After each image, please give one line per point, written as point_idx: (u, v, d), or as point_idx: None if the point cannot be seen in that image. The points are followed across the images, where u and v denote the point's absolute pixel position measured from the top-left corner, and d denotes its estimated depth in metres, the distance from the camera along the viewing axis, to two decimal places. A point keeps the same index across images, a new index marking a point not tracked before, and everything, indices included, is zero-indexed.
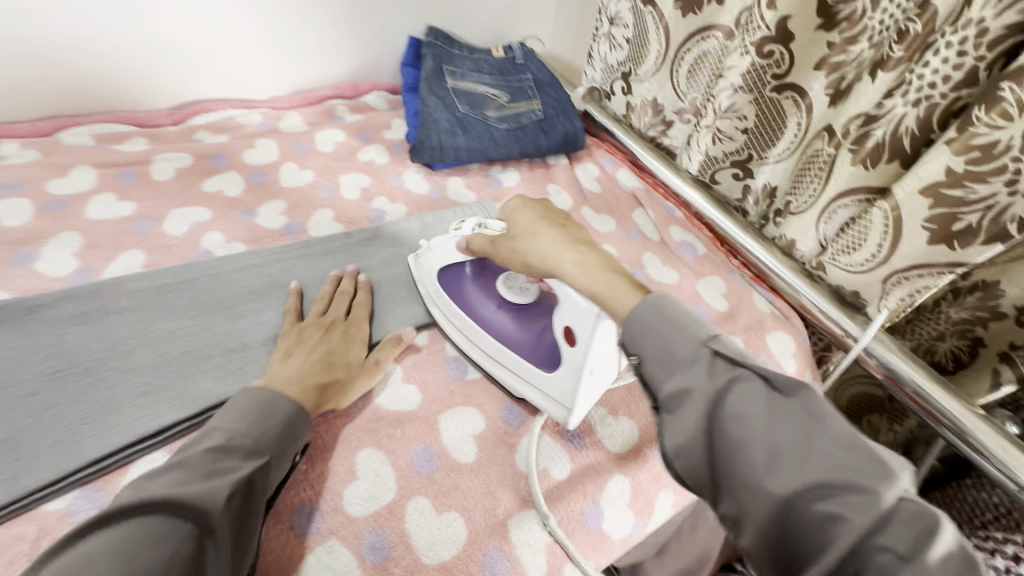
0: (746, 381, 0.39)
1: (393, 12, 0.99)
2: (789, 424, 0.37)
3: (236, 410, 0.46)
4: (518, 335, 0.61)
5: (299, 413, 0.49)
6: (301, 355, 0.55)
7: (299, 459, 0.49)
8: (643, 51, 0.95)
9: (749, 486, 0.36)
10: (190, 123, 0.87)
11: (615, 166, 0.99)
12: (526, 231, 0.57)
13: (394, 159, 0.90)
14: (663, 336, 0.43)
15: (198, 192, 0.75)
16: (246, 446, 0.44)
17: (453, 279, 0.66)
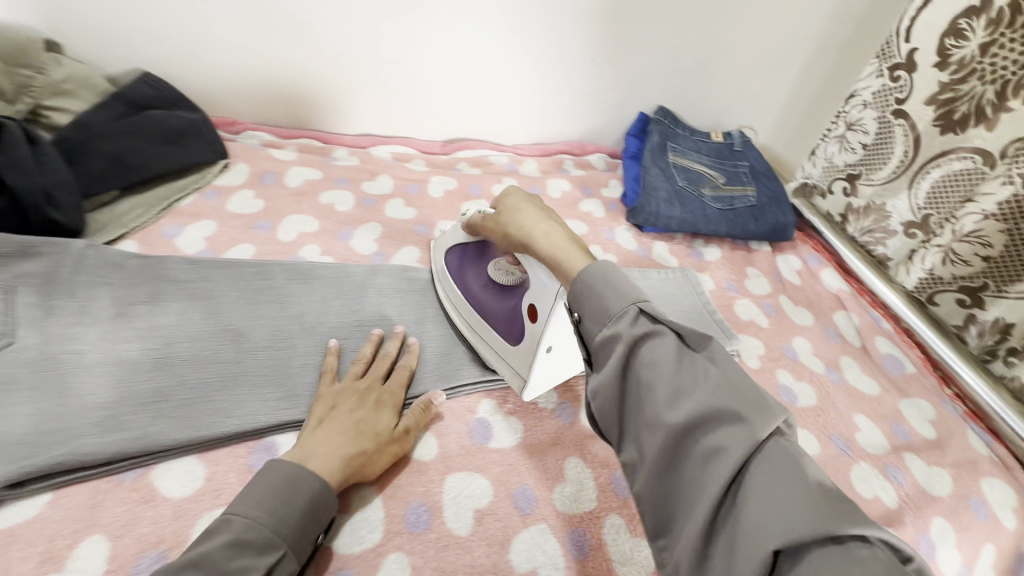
0: (661, 342, 0.41)
1: (635, 90, 1.13)
2: (693, 371, 0.40)
3: (258, 492, 0.46)
4: (494, 308, 0.65)
5: (323, 491, 0.48)
6: (333, 424, 0.53)
7: (323, 537, 0.49)
8: (880, 160, 0.95)
9: (649, 420, 0.39)
10: (455, 155, 1.08)
11: (820, 264, 0.99)
12: (512, 208, 0.59)
13: (609, 215, 1.02)
14: (607, 293, 0.45)
15: (458, 211, 0.93)
16: (262, 538, 0.43)
17: (457, 259, 0.72)
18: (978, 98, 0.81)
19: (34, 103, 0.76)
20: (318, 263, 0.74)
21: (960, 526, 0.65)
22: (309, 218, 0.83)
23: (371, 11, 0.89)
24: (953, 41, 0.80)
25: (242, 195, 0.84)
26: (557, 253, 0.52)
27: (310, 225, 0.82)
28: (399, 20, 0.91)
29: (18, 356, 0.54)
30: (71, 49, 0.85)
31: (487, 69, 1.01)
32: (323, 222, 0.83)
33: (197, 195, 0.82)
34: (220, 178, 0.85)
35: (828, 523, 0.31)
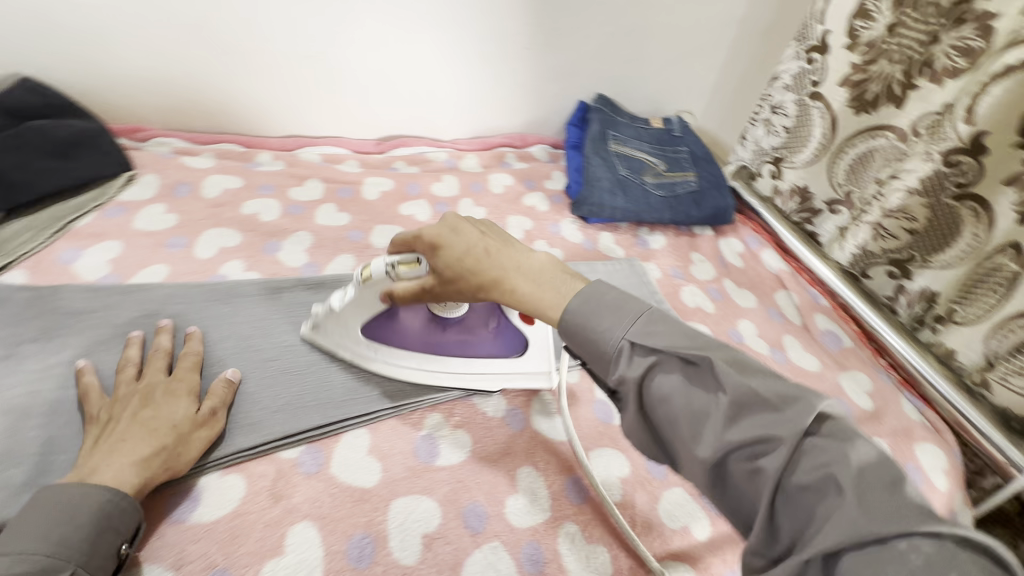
0: (661, 369, 0.41)
1: (572, 78, 1.10)
2: (705, 391, 0.39)
3: (29, 522, 0.40)
4: (480, 340, 0.64)
5: (117, 500, 0.43)
6: (126, 429, 0.48)
7: (130, 547, 0.44)
8: (802, 141, 0.99)
9: (687, 457, 0.39)
10: (391, 154, 1.02)
11: (760, 246, 1.01)
12: (451, 257, 0.50)
13: (553, 208, 0.99)
14: (597, 323, 0.44)
15: (396, 213, 0.88)
16: (40, 564, 0.38)
17: (382, 326, 0.61)
18: (888, 78, 0.83)
19: None
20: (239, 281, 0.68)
21: None
22: (230, 231, 0.76)
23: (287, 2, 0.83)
24: (861, 21, 0.84)
25: (152, 210, 0.76)
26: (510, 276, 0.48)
27: (231, 239, 0.75)
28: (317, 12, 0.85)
29: None
30: None
31: (418, 62, 0.97)
32: (246, 234, 0.77)
33: (97, 213, 0.74)
34: (124, 193, 0.77)
35: (893, 519, 0.30)
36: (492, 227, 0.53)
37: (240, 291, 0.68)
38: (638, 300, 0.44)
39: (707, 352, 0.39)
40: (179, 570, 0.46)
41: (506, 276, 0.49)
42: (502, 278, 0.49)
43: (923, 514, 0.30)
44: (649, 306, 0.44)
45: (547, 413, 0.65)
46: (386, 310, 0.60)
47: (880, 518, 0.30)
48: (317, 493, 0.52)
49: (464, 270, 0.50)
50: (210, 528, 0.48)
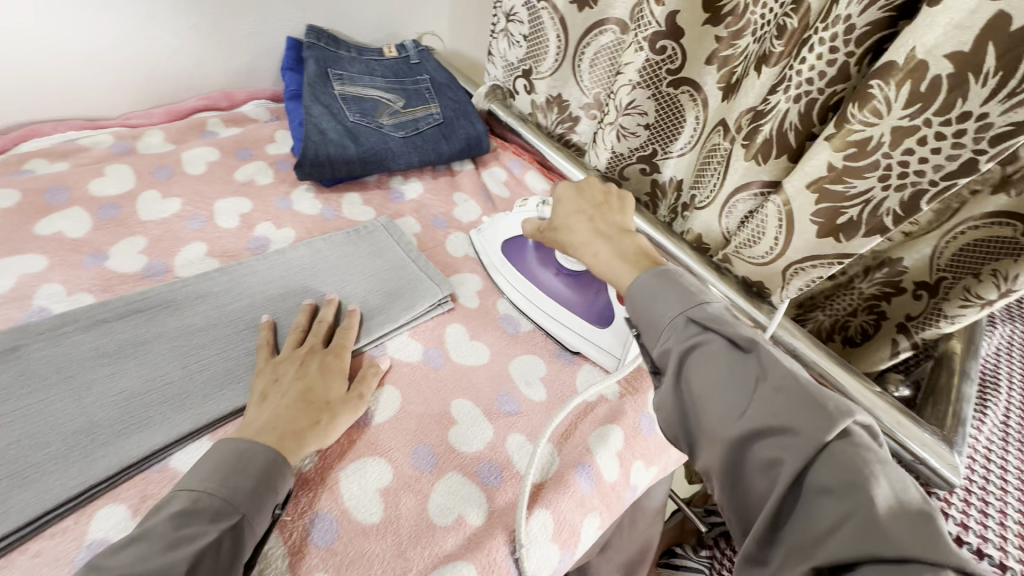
0: (706, 347, 0.46)
1: (266, 11, 0.89)
2: (743, 370, 0.44)
3: (227, 465, 0.46)
4: (577, 298, 0.69)
5: (276, 461, 0.47)
6: (278, 397, 0.53)
7: (281, 510, 0.47)
8: (542, 49, 0.92)
9: (708, 434, 0.44)
10: (20, 151, 0.74)
11: (523, 168, 0.95)
12: (564, 225, 0.64)
13: (278, 178, 0.81)
14: (710, 303, 0.49)
15: (31, 236, 0.63)
16: (215, 506, 0.43)
17: (517, 251, 0.73)
18: None
19: None
20: None
21: None
22: None
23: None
24: None
25: None
26: (586, 240, 0.61)
27: None
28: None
29: None
30: None
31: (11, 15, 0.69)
32: None
33: None
34: None
35: (914, 546, 0.33)
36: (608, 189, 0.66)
37: None
38: (709, 291, 0.50)
39: (750, 336, 0.45)
40: None
41: (594, 241, 0.61)
42: (586, 246, 0.61)
43: (935, 549, 0.33)
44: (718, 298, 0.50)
45: None
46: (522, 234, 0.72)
47: (898, 537, 0.34)
48: None
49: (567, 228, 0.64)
50: None
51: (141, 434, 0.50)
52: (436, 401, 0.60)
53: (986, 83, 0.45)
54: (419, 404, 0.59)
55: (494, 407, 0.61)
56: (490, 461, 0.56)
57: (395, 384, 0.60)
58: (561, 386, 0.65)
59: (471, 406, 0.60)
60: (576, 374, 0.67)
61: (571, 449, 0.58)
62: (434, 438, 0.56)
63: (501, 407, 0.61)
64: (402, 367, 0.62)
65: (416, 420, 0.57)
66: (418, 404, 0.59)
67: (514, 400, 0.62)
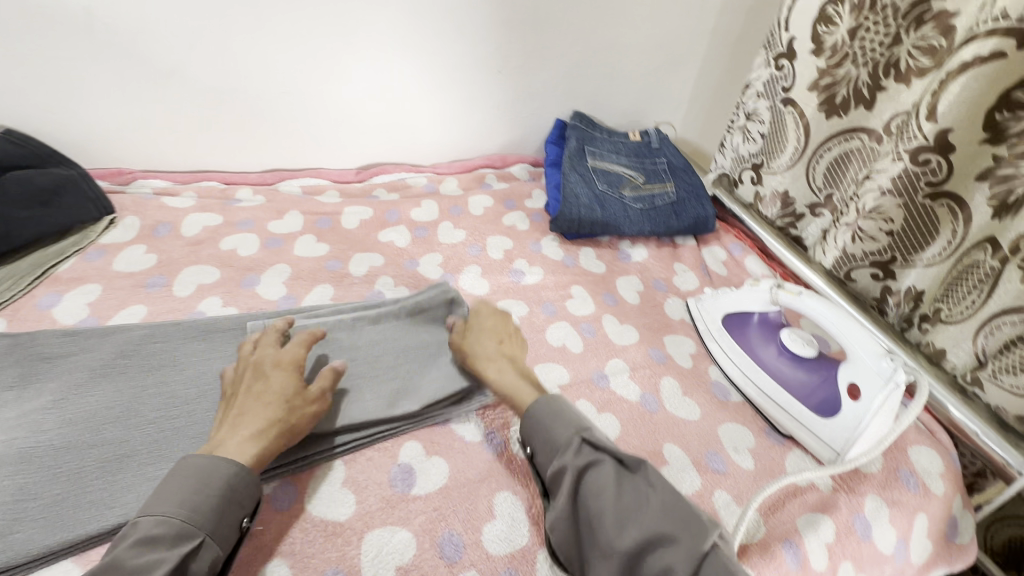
0: (601, 468, 0.51)
1: (547, 98, 1.12)
2: (634, 495, 0.49)
3: (167, 491, 0.46)
4: (793, 381, 0.72)
5: (238, 474, 0.48)
6: (247, 403, 0.53)
7: (249, 522, 0.49)
8: (780, 147, 0.98)
9: (601, 551, 0.47)
10: (371, 183, 1.04)
11: (743, 252, 1.01)
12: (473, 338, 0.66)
13: (534, 227, 1.00)
14: (544, 433, 0.55)
15: (374, 241, 0.89)
16: (178, 528, 0.44)
17: (737, 325, 0.80)
18: (853, 81, 0.84)
19: None
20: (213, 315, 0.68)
21: (893, 499, 0.65)
22: (208, 268, 0.77)
23: (259, 36, 0.84)
24: (824, 27, 0.85)
25: (132, 251, 0.78)
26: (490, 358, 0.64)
27: (209, 275, 0.77)
28: (289, 49, 0.87)
29: None
30: None
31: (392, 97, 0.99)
32: (225, 270, 0.78)
33: (78, 257, 0.76)
34: (105, 236, 0.80)
35: None
36: (512, 331, 0.68)
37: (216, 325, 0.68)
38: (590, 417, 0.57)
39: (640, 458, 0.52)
40: None
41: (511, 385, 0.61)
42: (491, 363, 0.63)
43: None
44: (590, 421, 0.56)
45: None
46: (749, 312, 0.80)
47: None
48: (289, 531, 0.52)
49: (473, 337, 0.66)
50: None
51: None
52: (650, 439, 0.67)
53: None
54: (634, 439, 0.66)
55: (703, 461, 0.65)
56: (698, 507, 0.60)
57: (614, 415, 0.69)
58: (768, 462, 0.67)
59: (681, 454, 0.66)
60: (786, 457, 0.68)
61: (779, 524, 0.60)
62: None
63: (709, 463, 0.65)
64: (624, 405, 0.71)
65: (633, 451, 0.65)
66: (634, 438, 0.67)
67: (722, 461, 0.66)
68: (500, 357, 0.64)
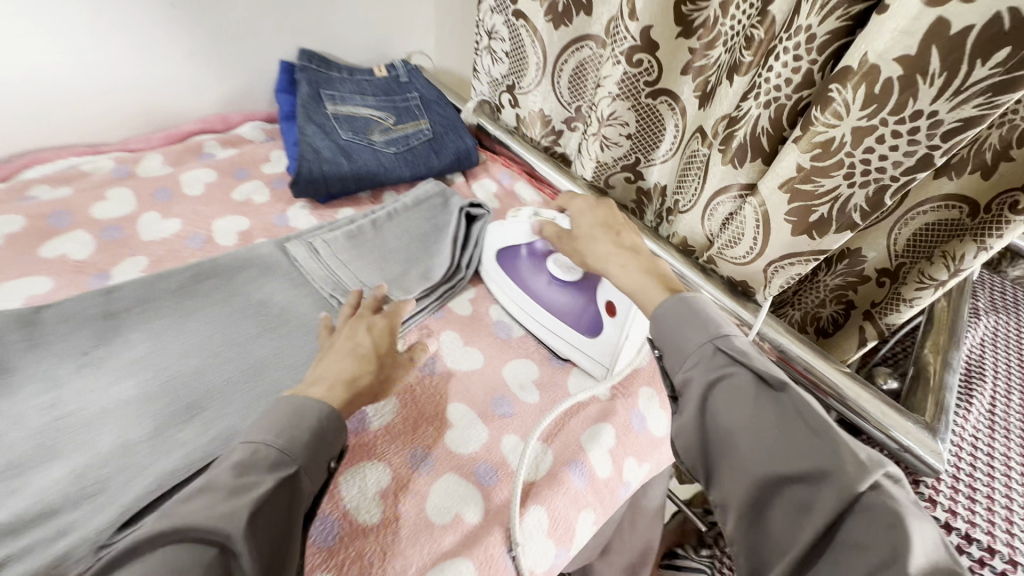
0: (735, 379, 0.47)
1: (262, 37, 0.92)
2: (773, 412, 0.44)
3: (265, 422, 0.46)
4: (563, 307, 0.70)
5: (327, 414, 0.48)
6: (333, 358, 0.56)
7: (335, 464, 0.49)
8: (523, 66, 0.95)
9: (730, 466, 0.45)
10: (23, 178, 0.76)
11: (512, 180, 0.98)
12: (584, 236, 0.64)
13: (275, 197, 0.84)
14: (679, 347, 0.51)
15: (34, 259, 0.66)
16: (272, 458, 0.44)
17: (510, 258, 0.75)
18: None
19: None
20: None
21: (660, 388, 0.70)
22: None
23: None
24: None
25: None
26: (613, 268, 0.60)
27: None
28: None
29: None
30: None
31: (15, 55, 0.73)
32: None
33: None
34: None
35: None
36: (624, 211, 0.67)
37: None
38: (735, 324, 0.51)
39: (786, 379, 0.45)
40: None
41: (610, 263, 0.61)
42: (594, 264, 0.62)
43: None
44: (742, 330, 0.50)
45: None
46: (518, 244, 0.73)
47: None
48: None
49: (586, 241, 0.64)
50: None
51: (145, 446, 0.51)
52: (431, 406, 0.61)
53: (933, 83, 0.47)
54: (413, 411, 0.61)
55: (488, 410, 0.63)
56: (485, 462, 0.58)
57: (390, 391, 0.62)
58: (553, 390, 0.67)
59: (466, 410, 0.62)
60: (568, 378, 0.69)
61: (564, 448, 0.60)
62: (430, 441, 0.58)
63: (495, 410, 0.63)
64: None
65: (413, 426, 0.59)
66: (414, 410, 0.61)
67: (509, 404, 0.64)
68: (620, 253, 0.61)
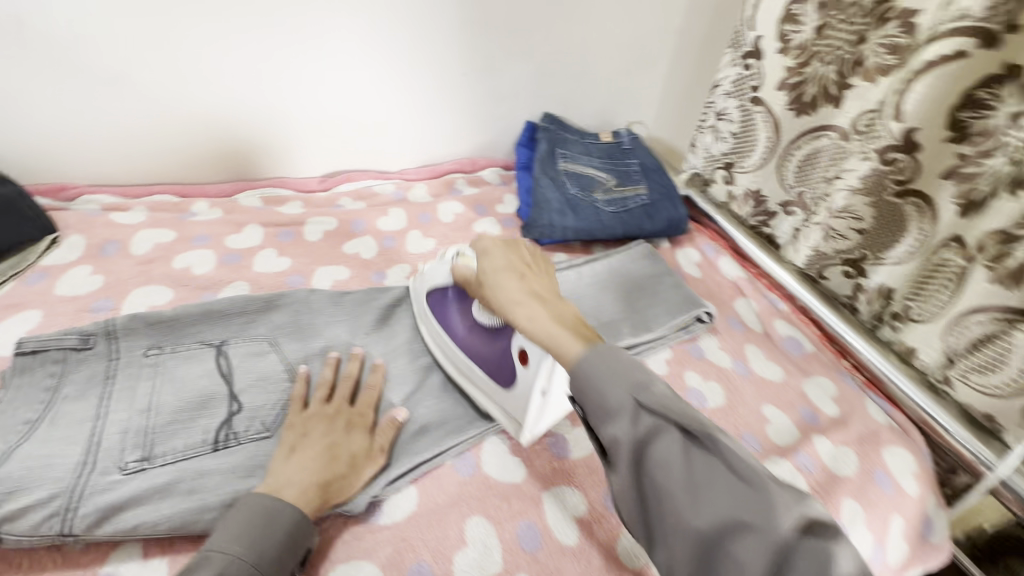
0: (664, 434, 0.39)
1: (518, 99, 1.08)
2: (706, 469, 0.37)
3: (235, 529, 0.45)
4: (481, 351, 0.64)
5: (300, 521, 0.48)
6: (307, 449, 0.54)
7: (298, 569, 0.48)
8: (749, 146, 0.98)
9: (676, 528, 0.36)
10: (336, 190, 1.00)
11: (717, 253, 1.00)
12: (492, 283, 0.56)
13: (505, 233, 0.98)
14: (584, 388, 0.44)
15: (340, 252, 0.86)
16: (245, 568, 0.43)
17: (439, 299, 0.70)
18: (821, 79, 0.83)
19: None
20: (172, 319, 0.65)
21: (868, 503, 0.66)
22: (161, 288, 0.73)
23: (191, 50, 0.80)
24: (790, 27, 0.85)
25: (76, 273, 0.73)
26: (542, 332, 0.49)
27: (161, 296, 0.72)
28: (224, 56, 0.82)
29: None
30: None
31: (350, 102, 0.94)
32: (178, 289, 0.74)
33: (18, 281, 0.71)
34: (48, 257, 0.74)
35: None
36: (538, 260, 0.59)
37: (164, 341, 0.63)
38: (653, 370, 0.43)
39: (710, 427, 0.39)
40: None
41: (526, 306, 0.52)
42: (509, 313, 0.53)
43: None
44: (659, 380, 0.42)
45: (500, 450, 0.62)
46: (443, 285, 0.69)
47: None
48: None
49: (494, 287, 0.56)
50: None
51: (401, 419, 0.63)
52: None
53: None
54: None
55: None
56: None
57: None
58: None
59: None
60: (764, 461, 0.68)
61: None
62: None
63: None
64: None
65: None
66: None
67: None
68: (531, 297, 0.53)
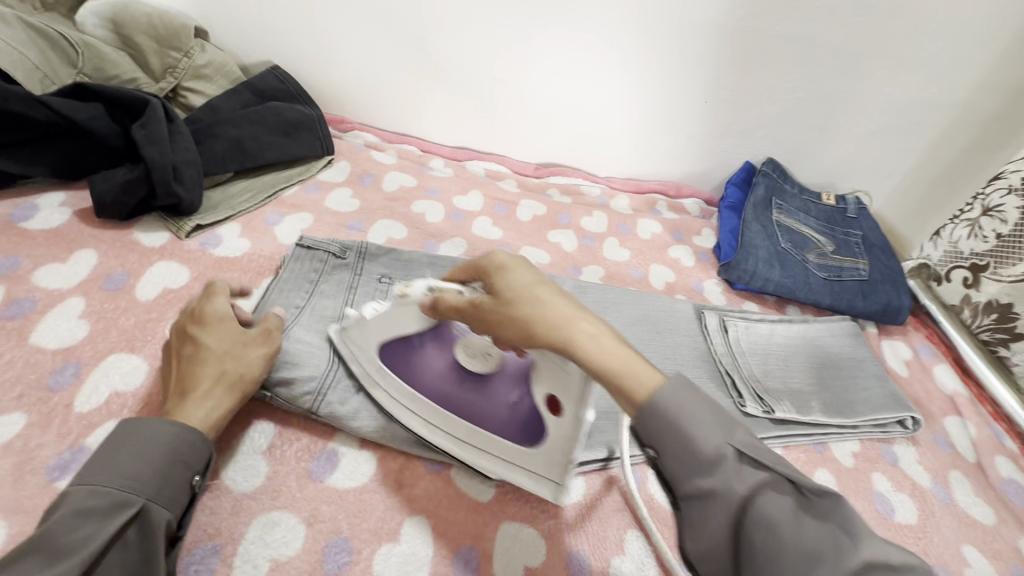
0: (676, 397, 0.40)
1: (747, 137, 1.03)
2: (710, 428, 0.38)
3: (108, 462, 0.43)
4: (469, 403, 0.55)
5: (181, 436, 0.46)
6: (197, 372, 0.50)
7: (204, 480, 0.47)
8: (1014, 255, 0.84)
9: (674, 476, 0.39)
10: (548, 180, 1.05)
11: (933, 357, 0.89)
12: (561, 328, 0.43)
13: (699, 266, 0.96)
14: (682, 438, 0.39)
15: (545, 238, 0.92)
16: (112, 498, 0.41)
17: (400, 352, 0.56)
18: None
19: (175, 83, 0.82)
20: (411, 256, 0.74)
21: None
22: (398, 225, 0.84)
23: (472, 27, 0.88)
24: None
25: (341, 192, 0.86)
26: (570, 327, 0.43)
27: (398, 232, 0.83)
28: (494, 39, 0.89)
29: (109, 333, 0.59)
30: (216, 36, 0.92)
31: (586, 102, 0.97)
32: (411, 231, 0.84)
33: (300, 186, 0.85)
34: (322, 173, 0.88)
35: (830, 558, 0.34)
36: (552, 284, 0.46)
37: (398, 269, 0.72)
38: None
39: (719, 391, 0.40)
40: (311, 526, 0.50)
41: (554, 320, 0.44)
42: (571, 339, 0.43)
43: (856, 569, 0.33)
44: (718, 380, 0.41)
45: None
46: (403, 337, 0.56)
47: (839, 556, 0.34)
48: (436, 492, 0.55)
49: (518, 314, 0.45)
50: (341, 495, 0.53)
51: None
52: None
53: None
54: None
55: None
56: None
57: None
58: None
59: None
60: None
61: None
62: None
63: None
64: None
65: None
66: None
67: None
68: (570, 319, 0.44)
